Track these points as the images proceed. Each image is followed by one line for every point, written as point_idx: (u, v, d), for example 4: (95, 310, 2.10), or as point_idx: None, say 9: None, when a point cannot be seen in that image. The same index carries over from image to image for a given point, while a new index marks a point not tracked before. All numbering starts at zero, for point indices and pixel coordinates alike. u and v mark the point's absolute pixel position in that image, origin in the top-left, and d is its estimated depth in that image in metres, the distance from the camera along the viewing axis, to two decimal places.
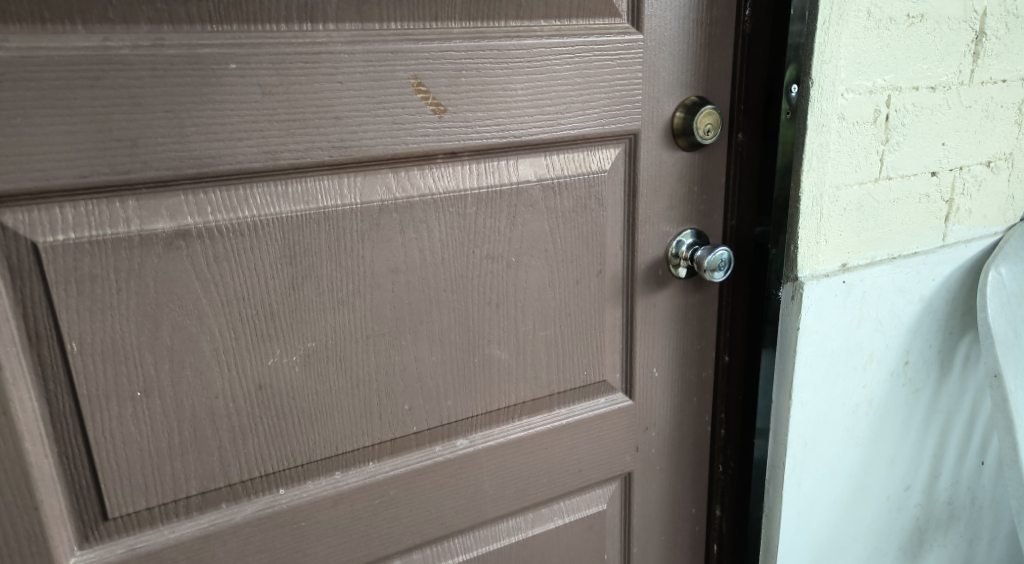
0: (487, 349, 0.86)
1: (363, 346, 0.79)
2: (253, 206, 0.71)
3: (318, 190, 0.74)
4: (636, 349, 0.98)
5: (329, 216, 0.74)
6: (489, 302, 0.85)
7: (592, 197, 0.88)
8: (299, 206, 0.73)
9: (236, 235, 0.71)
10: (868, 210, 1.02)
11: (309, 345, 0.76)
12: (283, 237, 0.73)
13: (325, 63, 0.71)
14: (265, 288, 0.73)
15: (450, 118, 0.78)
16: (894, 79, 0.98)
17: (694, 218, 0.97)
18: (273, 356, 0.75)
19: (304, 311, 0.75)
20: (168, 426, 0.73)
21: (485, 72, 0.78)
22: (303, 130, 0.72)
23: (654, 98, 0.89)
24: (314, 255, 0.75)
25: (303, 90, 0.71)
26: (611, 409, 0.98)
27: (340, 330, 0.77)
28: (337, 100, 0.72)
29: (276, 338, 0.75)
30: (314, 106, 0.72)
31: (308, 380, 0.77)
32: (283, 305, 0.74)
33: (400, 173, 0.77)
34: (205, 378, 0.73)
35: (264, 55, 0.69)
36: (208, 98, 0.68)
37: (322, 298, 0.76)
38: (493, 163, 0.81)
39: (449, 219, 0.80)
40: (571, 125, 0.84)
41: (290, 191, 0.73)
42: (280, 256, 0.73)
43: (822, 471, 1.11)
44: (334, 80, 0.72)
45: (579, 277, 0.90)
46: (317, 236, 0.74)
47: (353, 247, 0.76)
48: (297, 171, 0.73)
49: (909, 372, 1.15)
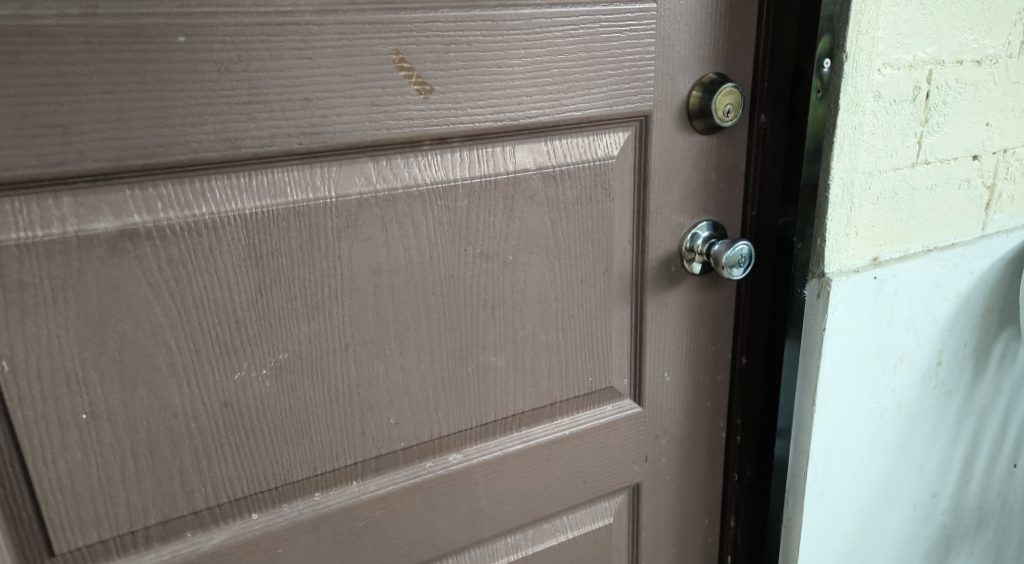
0: (481, 356, 0.78)
1: (343, 357, 0.71)
2: (212, 202, 0.63)
3: (287, 181, 0.65)
4: (645, 351, 0.90)
5: (300, 211, 0.66)
6: (484, 305, 0.76)
7: (598, 187, 0.79)
8: (266, 200, 0.65)
9: (193, 235, 0.63)
10: (902, 197, 0.99)
11: (281, 356, 0.68)
12: (247, 237, 0.65)
13: (292, 35, 0.62)
14: (228, 295, 0.65)
15: (437, 99, 0.69)
16: (936, 53, 0.93)
17: (707, 209, 0.89)
18: (239, 371, 0.67)
19: (273, 320, 0.67)
20: (119, 451, 0.65)
21: (477, 46, 0.70)
22: (267, 113, 0.63)
23: (667, 75, 0.80)
24: (283, 256, 0.66)
25: (266, 67, 0.62)
26: (618, 417, 0.91)
27: (316, 340, 0.69)
28: (307, 79, 0.64)
29: (243, 349, 0.67)
30: (280, 87, 0.63)
31: (281, 396, 0.69)
32: (248, 313, 0.66)
33: (382, 162, 0.69)
34: (162, 396, 0.65)
35: (219, 26, 0.60)
36: (154, 77, 0.59)
37: (294, 304, 0.68)
38: (487, 149, 0.73)
39: (438, 213, 0.72)
40: (574, 106, 0.75)
41: (255, 184, 0.64)
42: (244, 257, 0.65)
43: (846, 478, 1.10)
44: (303, 56, 0.63)
45: (583, 276, 0.82)
46: (287, 235, 0.66)
47: (328, 247, 0.68)
48: (263, 161, 0.64)
49: (942, 373, 1.13)
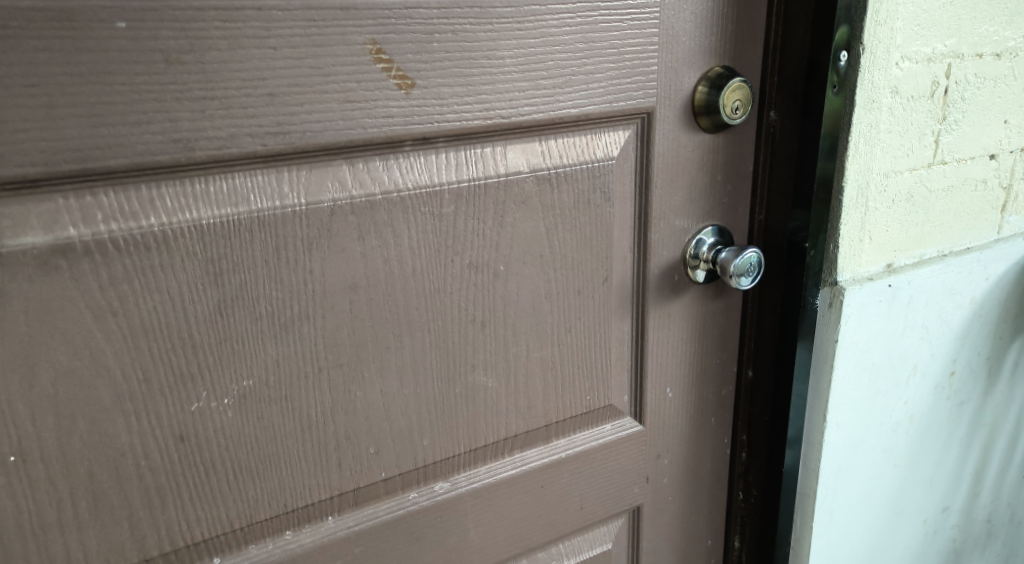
0: (470, 376, 0.71)
1: (316, 382, 0.64)
2: (161, 212, 0.56)
3: (250, 188, 0.58)
4: (646, 366, 0.84)
5: (265, 221, 0.59)
6: (474, 321, 0.70)
7: (597, 191, 0.73)
8: (225, 209, 0.58)
9: (140, 250, 0.56)
10: (918, 200, 0.94)
11: (244, 384, 0.61)
12: (204, 251, 0.58)
13: (253, 22, 0.56)
14: (181, 317, 0.58)
15: (420, 95, 0.62)
16: (955, 46, 0.88)
17: (711, 212, 0.83)
18: (196, 401, 0.60)
19: (235, 342, 0.60)
20: (56, 495, 0.58)
21: (464, 36, 0.63)
22: (225, 111, 0.56)
23: (670, 68, 0.74)
24: (246, 272, 0.59)
25: (222, 58, 0.55)
26: (617, 437, 0.84)
27: (285, 364, 0.62)
28: (270, 71, 0.57)
29: (200, 377, 0.60)
30: (239, 80, 0.56)
31: (244, 427, 0.62)
32: (205, 335, 0.59)
33: (358, 165, 0.62)
34: (105, 432, 0.58)
35: (166, 11, 0.53)
36: (89, 69, 0.52)
37: (259, 325, 0.61)
38: (475, 150, 0.66)
39: (422, 221, 0.65)
40: (571, 102, 0.69)
41: (213, 191, 0.57)
42: (199, 273, 0.58)
43: (857, 497, 1.04)
44: (266, 45, 0.56)
45: (581, 287, 0.75)
46: (249, 248, 0.59)
47: (297, 260, 0.61)
48: (221, 164, 0.57)
49: (955, 384, 1.11)
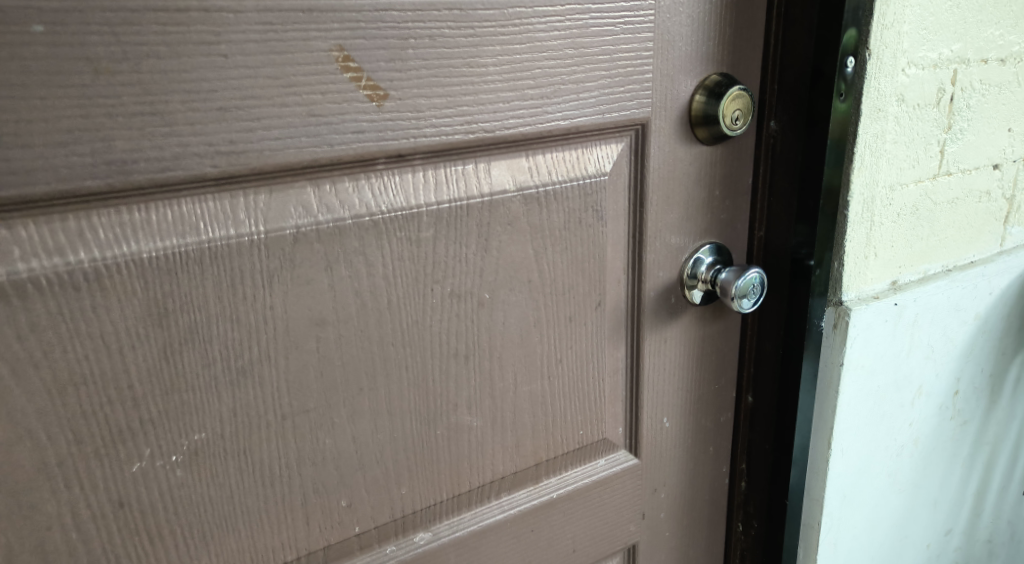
0: (453, 416, 0.65)
1: (278, 431, 0.57)
2: (94, 245, 0.50)
3: (200, 215, 0.52)
4: (642, 396, 0.78)
5: (217, 252, 0.53)
6: (457, 355, 0.63)
7: (589, 209, 0.67)
8: (170, 240, 0.51)
9: (69, 290, 0.49)
10: (923, 213, 0.89)
11: (196, 438, 0.55)
12: (145, 288, 0.51)
13: (200, 26, 0.49)
14: (119, 365, 0.51)
15: (393, 107, 0.56)
16: (961, 51, 0.84)
17: (709, 230, 0.77)
18: (137, 461, 0.53)
19: (182, 392, 0.54)
20: None
21: (443, 42, 0.57)
22: (168, 128, 0.50)
23: (667, 76, 0.68)
24: (194, 310, 0.53)
25: (163, 68, 0.49)
26: (612, 472, 0.78)
27: (243, 412, 0.56)
28: (220, 82, 0.50)
29: (142, 432, 0.53)
30: (183, 93, 0.50)
31: (195, 486, 0.55)
32: (147, 384, 0.52)
33: (325, 186, 0.55)
34: (31, 497, 0.51)
35: (95, 13, 0.47)
36: (3, 81, 0.46)
37: (211, 371, 0.54)
38: (455, 168, 0.60)
39: (398, 247, 0.58)
40: (561, 114, 0.63)
41: (155, 220, 0.51)
42: (139, 314, 0.51)
43: (861, 526, 0.99)
44: (216, 52, 0.50)
45: (573, 313, 0.69)
46: (198, 283, 0.53)
47: (255, 295, 0.54)
48: (163, 190, 0.51)
49: (958, 403, 1.06)
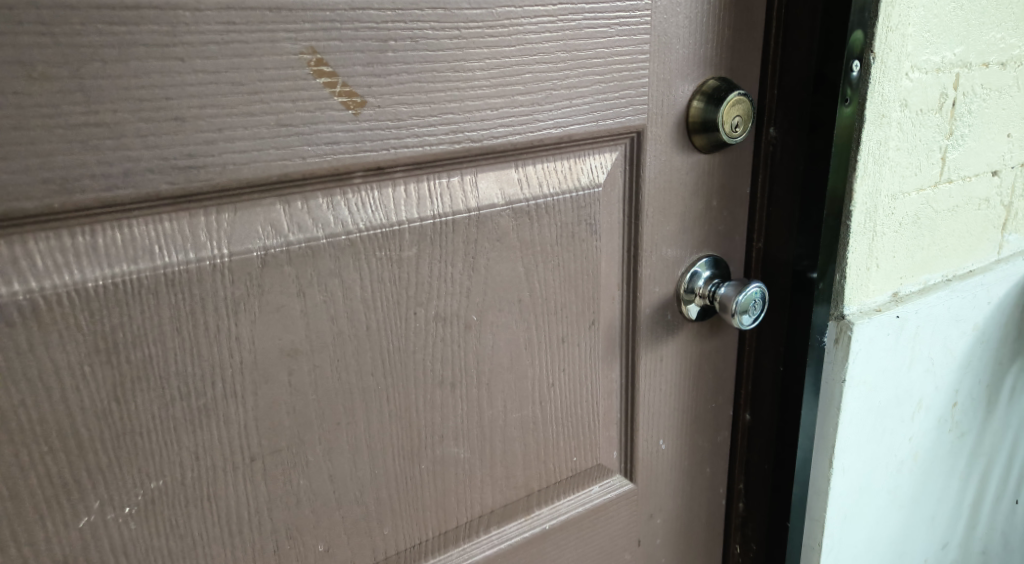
0: (438, 448, 0.60)
1: (245, 475, 0.53)
2: (34, 274, 0.45)
3: (154, 238, 0.47)
4: (638, 418, 0.73)
5: (174, 279, 0.48)
6: (443, 382, 0.59)
7: (583, 223, 0.62)
8: (120, 266, 0.47)
9: (4, 326, 0.45)
10: (924, 221, 0.85)
11: (152, 486, 0.50)
12: (91, 321, 0.47)
13: (153, 26, 0.45)
14: (63, 405, 0.47)
15: (371, 115, 0.51)
16: (963, 54, 0.81)
17: (707, 242, 0.73)
18: (85, 515, 0.49)
19: (132, 449, 0.49)
20: None
21: (426, 44, 0.52)
22: (116, 139, 0.45)
23: (664, 80, 0.64)
24: (148, 343, 0.48)
25: (109, 72, 0.44)
26: (607, 499, 0.73)
27: (203, 457, 0.51)
28: (176, 89, 0.46)
29: (90, 482, 0.48)
30: (134, 101, 0.45)
31: (150, 539, 0.51)
32: (95, 430, 0.48)
33: (296, 204, 0.51)
34: None
35: (31, 12, 0.42)
36: None
37: (168, 413, 0.50)
38: (439, 181, 0.55)
39: (377, 267, 0.54)
40: (553, 121, 0.58)
41: (103, 244, 0.46)
42: (85, 349, 0.47)
43: (861, 544, 0.96)
44: (171, 55, 0.45)
45: (566, 333, 0.65)
46: (152, 314, 0.48)
47: (217, 325, 0.50)
48: (111, 211, 0.46)
49: (957, 415, 1.03)
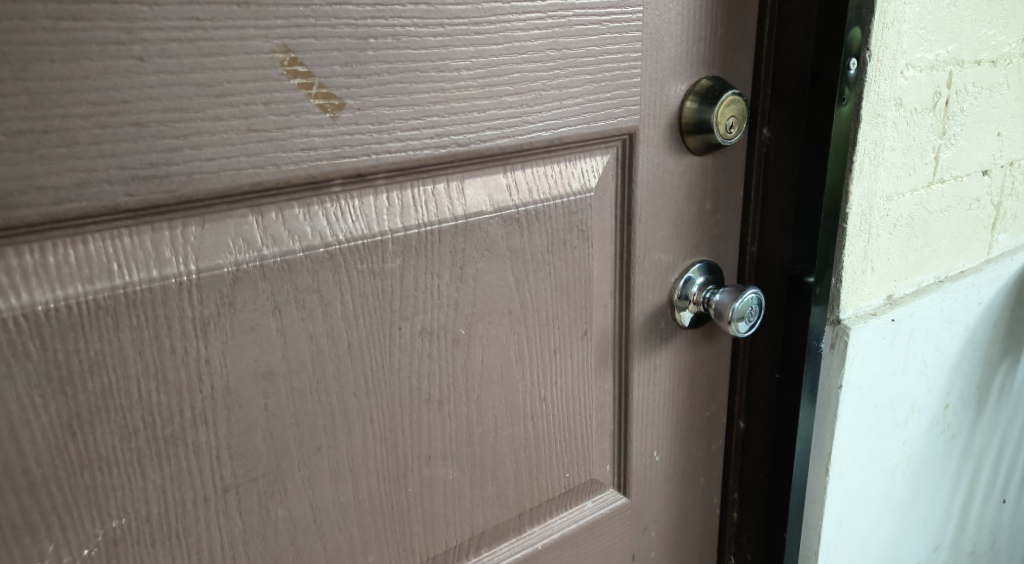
0: (426, 469, 0.57)
1: (217, 509, 0.49)
2: None
3: (113, 254, 0.44)
4: (632, 429, 0.71)
5: (135, 299, 0.45)
6: (429, 400, 0.56)
7: (575, 229, 0.59)
8: (76, 286, 0.43)
9: None
10: (918, 222, 0.84)
11: (115, 525, 0.47)
12: (44, 347, 0.43)
13: (107, 22, 0.41)
14: (15, 437, 0.43)
15: (350, 119, 0.48)
16: (957, 51, 0.79)
17: (700, 246, 0.70)
18: (42, 556, 0.45)
19: (86, 487, 0.46)
20: None
21: (409, 42, 0.49)
22: (69, 147, 0.42)
23: (656, 80, 0.61)
24: (107, 367, 0.45)
25: (60, 73, 0.41)
26: (600, 515, 0.71)
27: (170, 491, 0.48)
28: (135, 91, 0.42)
29: (46, 519, 0.45)
30: (88, 104, 0.42)
31: None
32: (49, 466, 0.44)
33: (269, 215, 0.48)
34: None
35: None
36: None
37: (131, 444, 0.46)
38: (423, 187, 0.52)
39: (359, 281, 0.51)
40: (543, 123, 0.55)
41: (56, 262, 0.43)
42: (39, 377, 0.43)
43: (856, 551, 0.94)
44: (128, 54, 0.42)
45: (558, 345, 0.62)
46: (111, 337, 0.45)
47: (184, 347, 0.46)
48: (65, 226, 0.43)
49: (949, 417, 1.01)
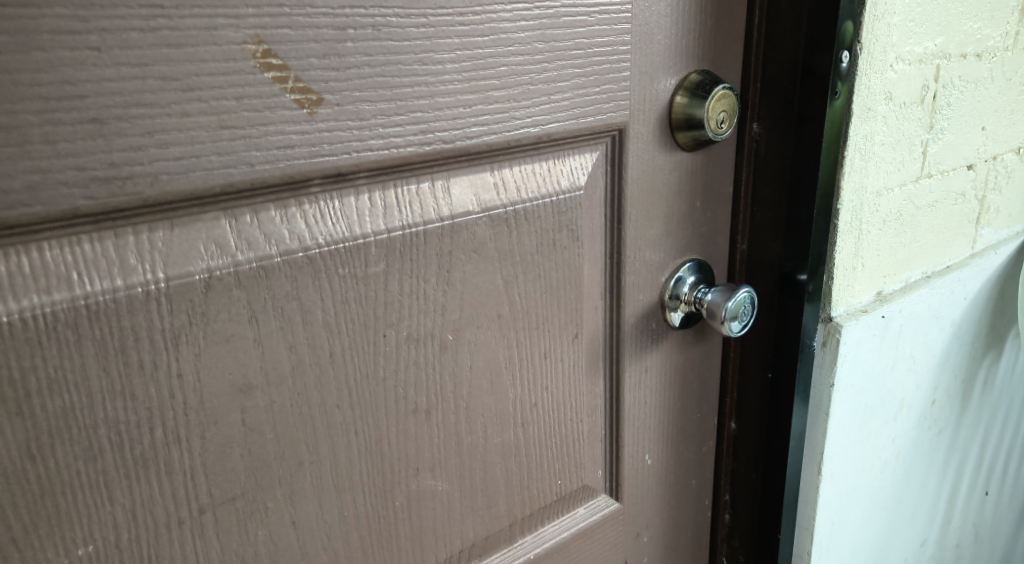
0: (413, 482, 0.55)
1: (191, 530, 0.47)
2: None
3: (73, 263, 0.41)
4: (624, 434, 0.68)
5: (98, 310, 0.42)
6: (416, 410, 0.53)
7: (565, 229, 0.57)
8: (33, 297, 0.40)
9: None
10: (907, 218, 0.82)
11: (80, 553, 0.44)
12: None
13: (60, 9, 0.38)
14: None
15: (329, 115, 0.45)
16: (944, 44, 0.78)
17: (691, 245, 0.68)
18: None
19: (48, 514, 0.43)
20: None
21: (391, 33, 0.46)
22: (22, 146, 0.39)
23: (645, 74, 0.59)
24: (68, 383, 0.42)
25: (10, 65, 0.38)
26: (593, 522, 0.69)
27: (140, 513, 0.45)
28: (94, 85, 0.39)
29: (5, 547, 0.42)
30: (42, 100, 0.39)
31: None
32: (6, 492, 0.41)
33: (244, 217, 0.45)
34: None
35: None
36: None
37: (96, 466, 0.43)
38: (407, 187, 0.50)
39: (340, 287, 0.48)
40: (531, 119, 0.53)
41: (11, 272, 0.40)
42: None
43: (847, 550, 0.93)
44: (85, 45, 0.39)
45: (548, 349, 0.59)
46: (71, 351, 0.41)
47: (152, 360, 0.43)
48: (21, 233, 0.40)
49: (936, 412, 1.00)
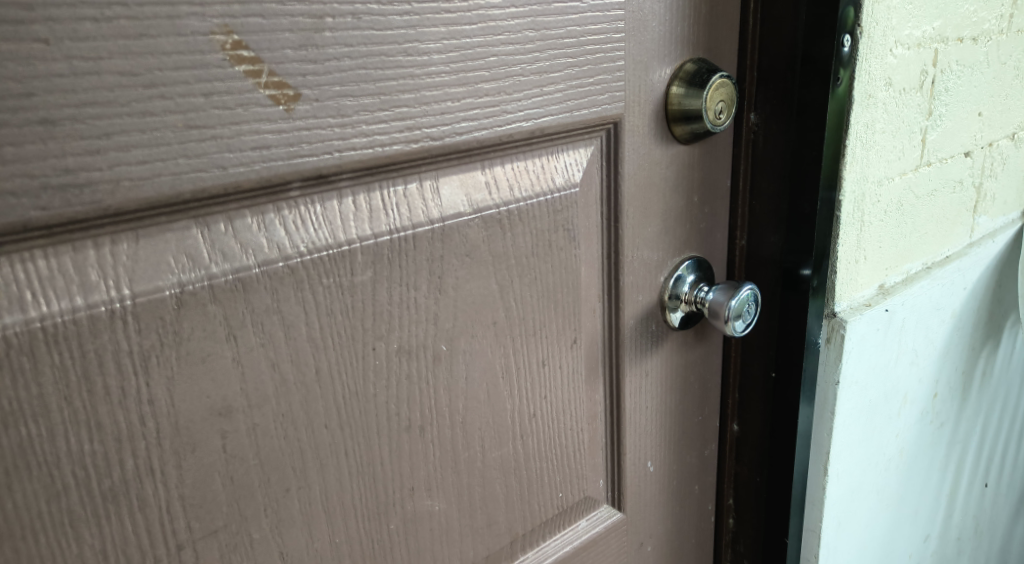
0: (408, 502, 0.51)
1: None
2: None
3: (27, 281, 0.37)
4: (625, 441, 0.66)
5: (55, 332, 0.38)
6: (409, 426, 0.50)
7: (561, 228, 0.54)
8: None
9: None
10: (907, 207, 0.80)
11: None
12: None
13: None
14: None
15: (307, 112, 0.42)
16: (941, 28, 0.75)
17: (689, 241, 0.65)
18: None
19: (8, 561, 0.39)
20: None
21: (373, 22, 0.43)
22: None
23: (641, 63, 0.56)
24: (24, 412, 0.38)
25: None
26: (595, 534, 0.66)
27: (110, 549, 0.41)
28: (43, 81, 0.36)
29: None
30: None
31: None
32: None
33: (218, 226, 0.41)
34: None
35: None
36: None
37: (60, 499, 0.40)
38: (393, 189, 0.46)
39: (325, 298, 0.45)
40: (523, 112, 0.50)
41: None
42: None
43: (853, 550, 0.91)
44: (33, 36, 0.35)
45: (547, 356, 0.56)
46: (28, 378, 0.38)
47: (118, 383, 0.40)
48: None
49: (937, 406, 0.98)
